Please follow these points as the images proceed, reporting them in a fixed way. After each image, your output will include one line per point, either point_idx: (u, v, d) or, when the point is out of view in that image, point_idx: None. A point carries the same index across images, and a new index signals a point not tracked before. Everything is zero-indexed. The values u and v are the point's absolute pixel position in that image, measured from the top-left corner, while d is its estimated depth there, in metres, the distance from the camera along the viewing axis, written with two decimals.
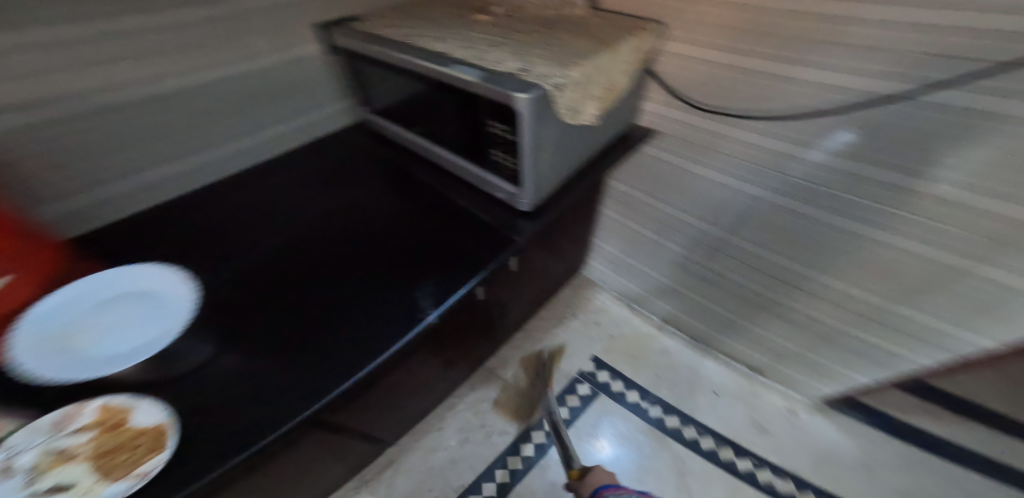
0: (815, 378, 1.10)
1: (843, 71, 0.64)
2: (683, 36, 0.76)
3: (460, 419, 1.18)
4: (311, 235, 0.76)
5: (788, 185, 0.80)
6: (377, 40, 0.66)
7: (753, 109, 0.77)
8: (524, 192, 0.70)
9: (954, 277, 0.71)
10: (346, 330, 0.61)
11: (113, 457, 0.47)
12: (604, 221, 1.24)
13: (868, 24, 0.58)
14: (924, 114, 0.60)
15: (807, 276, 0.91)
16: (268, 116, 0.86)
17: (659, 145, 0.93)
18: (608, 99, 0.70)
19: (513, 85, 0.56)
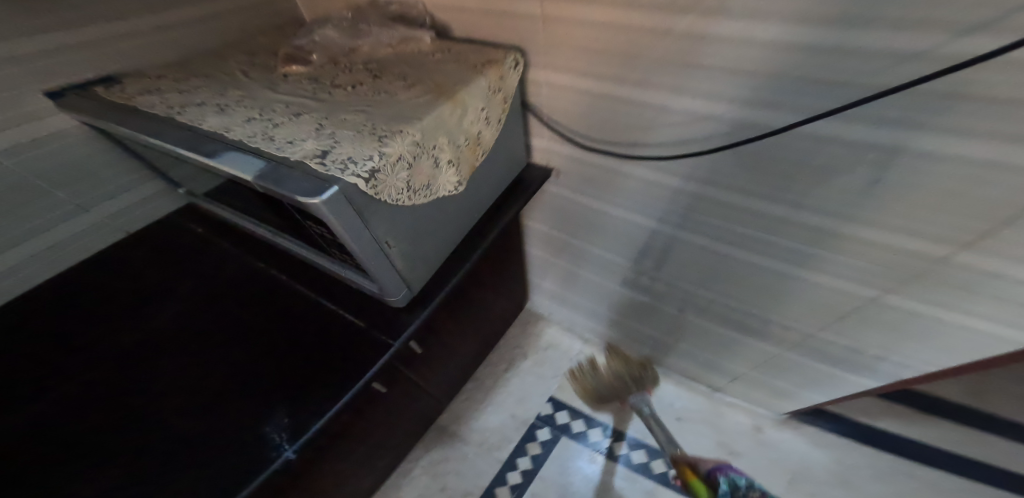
0: (772, 396, 1.11)
1: (711, 96, 0.55)
2: (553, 63, 0.64)
3: (417, 485, 1.18)
4: (143, 356, 0.65)
5: (709, 227, 0.73)
6: (133, 116, 0.52)
7: (642, 140, 0.67)
8: (388, 289, 0.59)
9: (879, 308, 0.66)
10: (168, 477, 0.53)
11: None
12: (535, 262, 1.20)
13: (725, 46, 0.49)
14: (816, 148, 0.53)
15: (750, 313, 0.85)
16: (86, 197, 0.73)
17: (562, 183, 0.85)
18: (470, 155, 0.59)
19: (307, 183, 0.41)
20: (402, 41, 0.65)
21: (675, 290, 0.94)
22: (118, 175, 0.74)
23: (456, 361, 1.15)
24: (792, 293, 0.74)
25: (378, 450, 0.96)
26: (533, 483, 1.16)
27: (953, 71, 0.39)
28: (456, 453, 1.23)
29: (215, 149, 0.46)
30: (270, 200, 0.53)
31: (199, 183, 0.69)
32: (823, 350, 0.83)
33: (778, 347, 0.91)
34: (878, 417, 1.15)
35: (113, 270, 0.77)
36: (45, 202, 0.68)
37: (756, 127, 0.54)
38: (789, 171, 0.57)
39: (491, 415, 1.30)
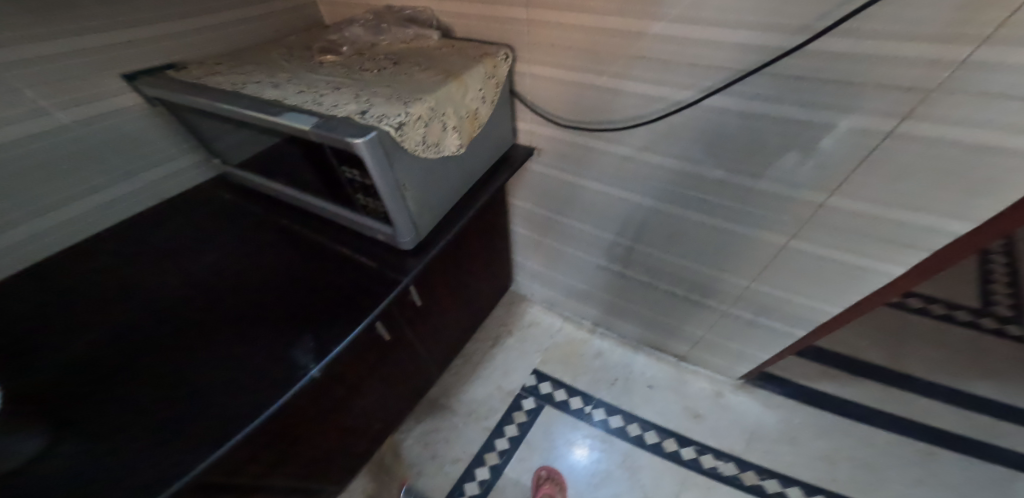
0: (730, 360, 1.24)
1: (653, 81, 0.71)
2: (534, 57, 0.80)
3: (410, 454, 1.22)
4: (177, 299, 0.71)
5: (671, 193, 0.86)
6: (204, 90, 0.66)
7: (601, 121, 0.83)
8: (400, 231, 0.70)
9: (790, 255, 0.83)
10: (209, 391, 0.59)
11: None
12: (521, 241, 1.33)
13: (660, 42, 0.66)
14: (732, 120, 0.69)
15: (708, 274, 1.00)
16: (130, 164, 0.82)
17: (543, 161, 1.00)
18: (469, 126, 0.74)
19: (353, 130, 0.56)
20: (415, 38, 0.81)
21: (643, 258, 1.08)
22: (161, 147, 0.85)
23: (451, 330, 1.23)
24: (734, 249, 0.89)
25: (379, 407, 1.02)
26: (520, 448, 1.22)
27: (791, 57, 0.58)
28: (447, 423, 1.27)
29: (277, 110, 0.60)
30: (311, 154, 0.66)
31: (237, 152, 0.80)
32: (760, 302, 0.98)
33: (723, 303, 1.05)
34: (817, 380, 1.32)
35: (144, 231, 0.84)
36: (100, 166, 0.78)
37: (686, 105, 0.71)
38: (709, 140, 0.73)
39: (480, 387, 1.35)
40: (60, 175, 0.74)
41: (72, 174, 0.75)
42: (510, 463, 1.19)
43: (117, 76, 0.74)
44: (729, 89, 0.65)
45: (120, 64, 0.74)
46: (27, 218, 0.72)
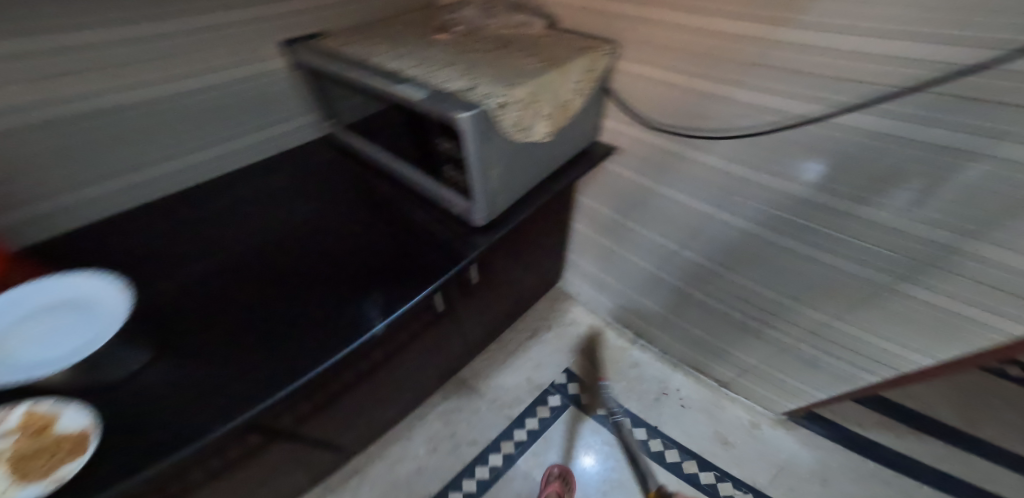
0: (781, 395, 1.11)
1: (769, 92, 0.65)
2: (637, 56, 0.78)
3: (429, 428, 1.17)
4: (265, 249, 0.78)
5: (763, 215, 0.80)
6: (338, 57, 0.75)
7: (697, 128, 0.77)
8: (476, 206, 0.72)
9: (881, 295, 0.75)
10: (285, 335, 0.64)
11: (25, 462, 0.47)
12: (578, 238, 1.29)
13: (792, 49, 0.60)
14: (853, 140, 0.62)
15: (790, 307, 0.91)
16: (251, 122, 0.92)
17: (619, 163, 0.96)
18: (560, 117, 0.74)
19: (460, 105, 0.60)
20: (519, 26, 0.83)
21: (708, 277, 1.01)
22: (278, 107, 0.94)
23: (495, 315, 1.22)
24: (817, 280, 0.82)
25: (412, 374, 1.03)
26: (537, 442, 1.14)
27: (960, 76, 0.49)
28: (470, 405, 1.21)
29: (397, 81, 0.67)
30: (414, 124, 0.71)
31: (349, 115, 0.89)
32: (826, 335, 0.89)
33: (789, 336, 0.97)
34: (868, 428, 1.16)
35: (248, 181, 0.93)
36: (228, 118, 0.88)
37: (801, 119, 0.64)
38: (821, 157, 0.66)
39: (510, 375, 1.28)
40: (201, 124, 0.84)
41: (210, 125, 0.86)
42: (525, 455, 1.12)
43: (275, 42, 0.86)
44: (868, 108, 0.58)
45: (260, 27, 0.83)
46: (166, 159, 0.83)
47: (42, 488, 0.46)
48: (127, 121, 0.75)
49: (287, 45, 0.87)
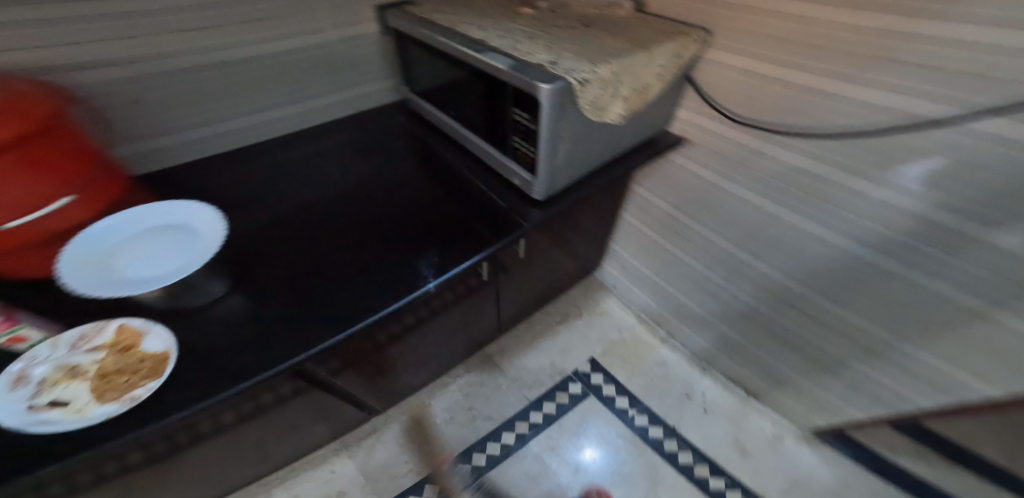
0: (815, 411, 1.00)
1: (882, 87, 0.58)
2: (732, 44, 0.72)
3: (448, 399, 1.15)
4: (332, 201, 0.82)
5: (836, 217, 0.72)
6: (427, 23, 0.78)
7: (790, 125, 0.70)
8: (539, 179, 0.73)
9: (960, 321, 0.65)
10: (347, 283, 0.67)
11: (112, 379, 0.49)
12: (626, 229, 1.21)
13: (922, 42, 0.52)
14: (985, 147, 0.52)
15: (871, 332, 0.78)
16: (331, 85, 0.96)
17: (688, 154, 0.90)
18: (637, 101, 0.72)
19: (543, 77, 0.61)
20: (606, 6, 0.82)
21: (764, 283, 0.92)
22: (358, 72, 0.98)
23: (527, 295, 1.19)
24: (876, 291, 0.74)
25: (439, 341, 1.04)
26: (551, 427, 1.09)
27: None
28: (492, 381, 1.18)
29: (481, 49, 0.69)
30: (491, 93, 0.72)
31: (425, 82, 0.92)
32: (885, 356, 0.79)
33: (838, 350, 0.86)
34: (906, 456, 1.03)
35: (320, 139, 0.97)
36: (311, 80, 0.93)
37: (919, 119, 0.56)
38: (934, 162, 0.57)
39: (535, 356, 1.23)
40: (281, 80, 0.89)
41: (290, 83, 0.90)
42: (538, 437, 1.08)
43: (372, 7, 0.91)
44: (1014, 111, 0.48)
45: None
46: (253, 111, 0.89)
47: (116, 408, 0.47)
48: (215, 73, 0.80)
49: (382, 10, 0.91)
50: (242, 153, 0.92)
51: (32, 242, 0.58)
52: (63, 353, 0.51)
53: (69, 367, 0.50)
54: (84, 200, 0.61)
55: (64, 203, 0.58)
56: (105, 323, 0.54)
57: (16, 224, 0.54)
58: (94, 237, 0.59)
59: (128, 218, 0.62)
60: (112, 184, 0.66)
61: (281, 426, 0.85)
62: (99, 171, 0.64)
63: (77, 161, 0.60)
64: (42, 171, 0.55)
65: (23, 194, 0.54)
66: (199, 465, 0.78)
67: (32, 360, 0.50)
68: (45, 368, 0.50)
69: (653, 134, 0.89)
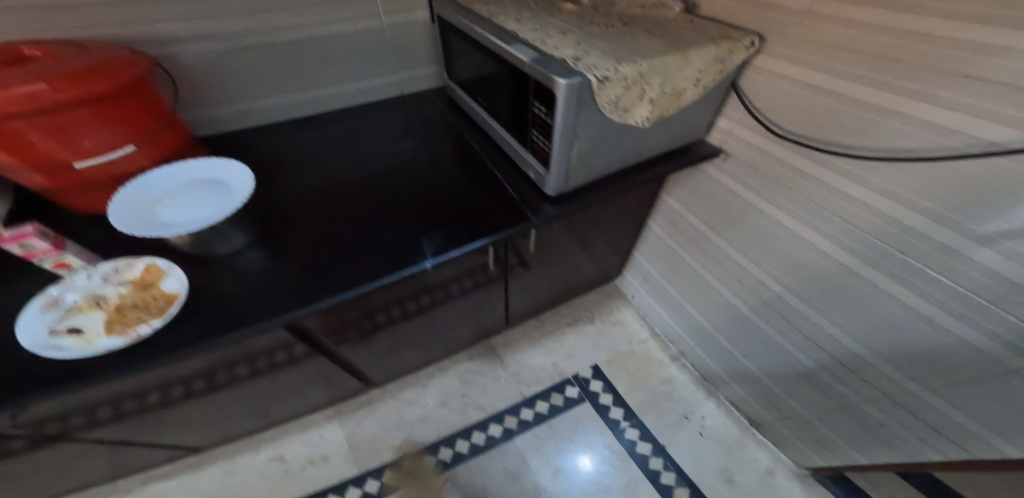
0: (815, 450, 0.91)
1: (968, 111, 0.47)
2: (786, 52, 0.64)
3: (446, 382, 1.19)
4: (354, 173, 0.85)
5: (867, 245, 0.63)
6: (468, 13, 0.79)
7: (840, 144, 0.61)
8: (551, 176, 0.70)
9: (991, 374, 0.54)
10: (349, 251, 0.68)
11: (125, 314, 0.54)
12: (652, 240, 1.15)
13: (1022, 60, 0.42)
14: None
15: (887, 376, 0.68)
16: (378, 68, 1.01)
17: (725, 168, 0.83)
18: (667, 105, 0.66)
19: (562, 71, 0.58)
20: (654, 6, 0.77)
21: (789, 314, 0.82)
22: (406, 58, 1.02)
23: (539, 294, 1.18)
24: (894, 327, 0.64)
25: (444, 326, 1.07)
26: (540, 426, 1.10)
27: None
28: (491, 372, 1.20)
29: (510, 40, 0.68)
30: (516, 85, 0.71)
31: (462, 71, 0.93)
32: (905, 404, 0.67)
33: (855, 393, 0.75)
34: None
35: (359, 116, 1.03)
36: (361, 63, 0.98)
37: (993, 149, 0.46)
38: (1003, 202, 0.47)
39: (539, 354, 1.23)
40: (333, 61, 0.95)
41: (342, 63, 0.96)
42: (524, 434, 1.09)
43: None
44: None
45: None
46: (306, 87, 0.96)
47: (120, 341, 0.51)
48: (274, 51, 0.88)
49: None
50: (289, 124, 0.99)
51: (100, 180, 0.67)
52: (96, 285, 0.57)
53: (95, 298, 0.56)
54: (149, 151, 0.69)
55: (128, 150, 0.66)
56: (136, 261, 0.59)
57: (88, 164, 0.63)
58: (171, 174, 0.69)
59: (202, 167, 0.71)
60: (174, 139, 0.73)
61: (285, 377, 0.93)
62: (166, 126, 0.71)
63: (149, 119, 0.67)
64: (116, 125, 0.63)
65: (97, 141, 0.62)
66: (211, 403, 0.89)
67: (72, 286, 0.57)
68: (78, 296, 0.56)
69: (689, 142, 0.83)
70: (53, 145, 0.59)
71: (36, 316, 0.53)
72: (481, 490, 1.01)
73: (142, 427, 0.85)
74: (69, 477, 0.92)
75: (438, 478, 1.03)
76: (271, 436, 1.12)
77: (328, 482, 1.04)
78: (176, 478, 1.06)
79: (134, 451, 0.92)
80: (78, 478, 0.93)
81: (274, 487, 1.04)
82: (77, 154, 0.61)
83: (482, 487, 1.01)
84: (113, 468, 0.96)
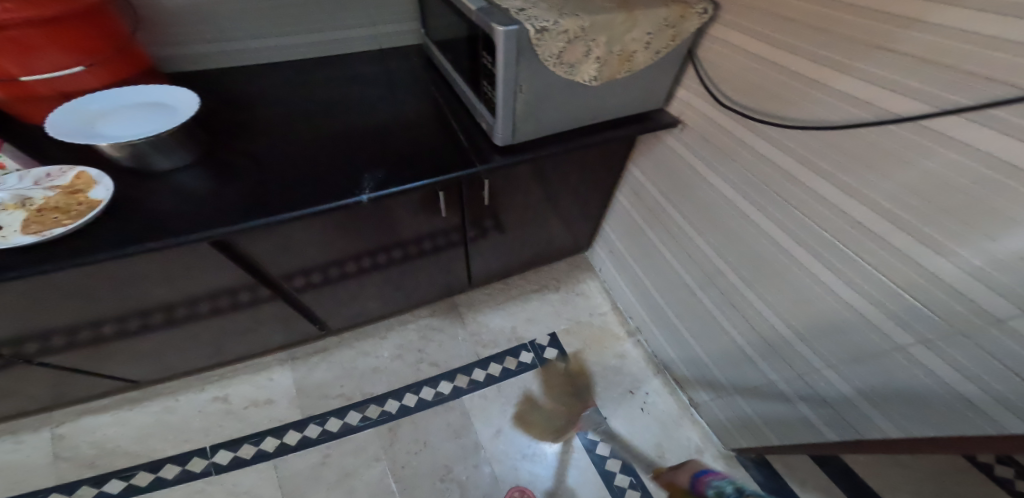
0: (742, 433, 0.93)
1: (880, 84, 0.48)
2: (739, 22, 0.63)
3: (404, 336, 1.21)
4: (309, 110, 0.83)
5: (795, 220, 0.63)
6: None
7: (779, 116, 0.60)
8: (499, 126, 0.68)
9: (882, 351, 0.56)
10: (285, 182, 0.68)
11: (45, 214, 0.57)
12: (619, 212, 1.13)
13: (927, 32, 0.43)
14: (957, 165, 0.43)
15: (809, 362, 0.69)
16: (355, 16, 0.96)
17: (682, 138, 0.81)
18: (617, 66, 0.64)
19: (502, 20, 0.57)
20: None
21: (729, 292, 0.82)
22: (389, 9, 0.97)
23: (504, 260, 1.18)
24: (810, 303, 0.65)
25: (404, 279, 1.08)
26: (489, 387, 1.12)
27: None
28: (450, 330, 1.22)
29: None
30: (471, 33, 0.70)
31: (435, 23, 0.91)
32: (813, 385, 0.70)
33: (775, 371, 0.77)
34: (809, 488, 0.94)
35: (331, 59, 0.99)
36: (337, 13, 0.94)
37: (911, 126, 0.46)
38: (911, 179, 0.47)
39: (499, 317, 1.25)
40: (307, 7, 0.90)
41: (316, 14, 0.92)
42: (472, 393, 1.11)
43: None
44: (1002, 120, 0.39)
45: None
46: (275, 33, 0.92)
47: (31, 238, 0.54)
48: None
49: None
50: (257, 66, 0.95)
51: (51, 97, 0.68)
52: (27, 186, 0.61)
53: (22, 197, 0.59)
54: (99, 73, 0.69)
55: (75, 72, 0.66)
56: (68, 171, 0.63)
57: (35, 80, 0.64)
58: (128, 93, 0.71)
59: (165, 89, 0.72)
60: (131, 65, 0.73)
61: (233, 317, 0.94)
62: (120, 51, 0.70)
63: (100, 42, 0.67)
64: (63, 46, 0.63)
65: (44, 59, 0.63)
66: (154, 340, 0.91)
67: (4, 185, 0.60)
68: (5, 195, 0.59)
69: (647, 110, 0.80)
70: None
71: None
72: (421, 443, 1.04)
73: (83, 355, 0.88)
74: (14, 399, 0.94)
75: (380, 428, 1.06)
76: (219, 376, 1.16)
77: (273, 422, 1.08)
78: (116, 412, 1.09)
79: (79, 378, 0.95)
80: (16, 403, 0.96)
81: (219, 423, 1.07)
82: (23, 68, 0.62)
83: (423, 440, 1.04)
84: (54, 395, 0.99)
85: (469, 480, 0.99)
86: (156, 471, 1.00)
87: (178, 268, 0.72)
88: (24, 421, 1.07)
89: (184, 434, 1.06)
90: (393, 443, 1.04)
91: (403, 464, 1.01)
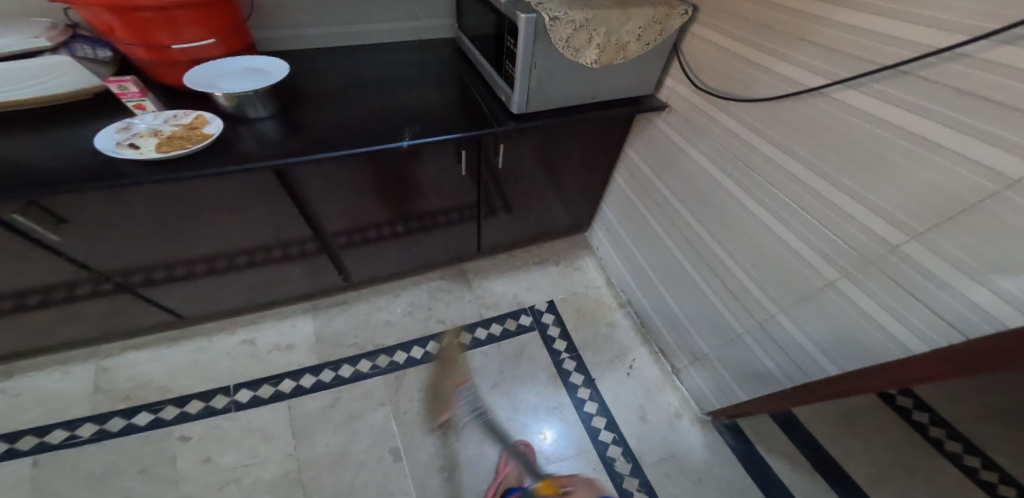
0: (715, 395, 1.03)
1: (806, 67, 0.61)
2: (712, 22, 0.77)
3: (416, 295, 1.33)
4: (353, 83, 0.99)
5: (752, 181, 0.75)
6: None
7: (738, 96, 0.74)
8: (515, 97, 0.83)
9: (820, 288, 0.68)
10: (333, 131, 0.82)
11: (173, 140, 0.76)
12: (615, 191, 1.26)
13: (837, 27, 0.56)
14: (861, 126, 0.56)
15: (769, 313, 0.80)
16: (396, 11, 1.11)
17: (669, 120, 0.94)
18: (614, 53, 0.79)
19: (524, 9, 0.72)
20: None
21: (705, 254, 0.93)
22: (425, 6, 1.13)
23: (511, 233, 1.31)
24: (765, 252, 0.77)
25: (422, 244, 1.20)
26: (489, 345, 1.23)
27: (944, 61, 0.46)
28: (458, 291, 1.34)
29: None
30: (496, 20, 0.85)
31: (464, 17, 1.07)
32: (770, 331, 0.81)
33: (740, 321, 0.87)
34: (774, 449, 1.03)
35: (373, 45, 1.15)
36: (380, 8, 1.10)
37: (828, 96, 0.59)
38: (831, 139, 0.60)
39: (503, 283, 1.37)
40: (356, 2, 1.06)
41: (365, 10, 1.08)
42: (474, 349, 1.22)
43: None
44: (887, 88, 0.52)
45: None
46: (327, 23, 1.08)
47: (160, 155, 0.73)
48: None
49: None
50: (309, 46, 1.11)
51: (184, 62, 0.85)
52: (159, 122, 0.80)
53: (155, 129, 0.78)
54: (220, 46, 0.86)
55: (206, 43, 0.83)
56: (190, 114, 0.82)
57: (179, 48, 0.82)
58: (246, 60, 0.88)
59: (271, 61, 0.89)
60: (241, 41, 0.90)
61: (266, 263, 1.06)
62: (235, 31, 0.87)
63: (225, 22, 0.84)
64: (201, 23, 0.80)
65: (187, 32, 0.80)
66: (198, 278, 1.04)
67: (144, 120, 0.80)
68: (145, 126, 0.79)
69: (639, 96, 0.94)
70: (158, 29, 0.77)
71: (117, 132, 0.77)
72: (424, 389, 1.14)
73: (136, 287, 1.00)
74: (68, 327, 1.06)
75: (388, 375, 1.17)
76: (247, 321, 1.28)
77: (291, 365, 1.19)
78: (153, 350, 1.21)
79: (127, 312, 1.07)
80: (70, 332, 1.08)
81: (244, 363, 1.19)
82: (173, 38, 0.80)
83: (425, 389, 1.14)
84: (103, 328, 1.11)
85: (465, 426, 1.09)
86: (181, 406, 1.11)
87: (235, 203, 0.86)
88: (70, 355, 1.18)
89: (212, 373, 1.17)
90: (398, 390, 1.14)
91: (406, 409, 1.11)
